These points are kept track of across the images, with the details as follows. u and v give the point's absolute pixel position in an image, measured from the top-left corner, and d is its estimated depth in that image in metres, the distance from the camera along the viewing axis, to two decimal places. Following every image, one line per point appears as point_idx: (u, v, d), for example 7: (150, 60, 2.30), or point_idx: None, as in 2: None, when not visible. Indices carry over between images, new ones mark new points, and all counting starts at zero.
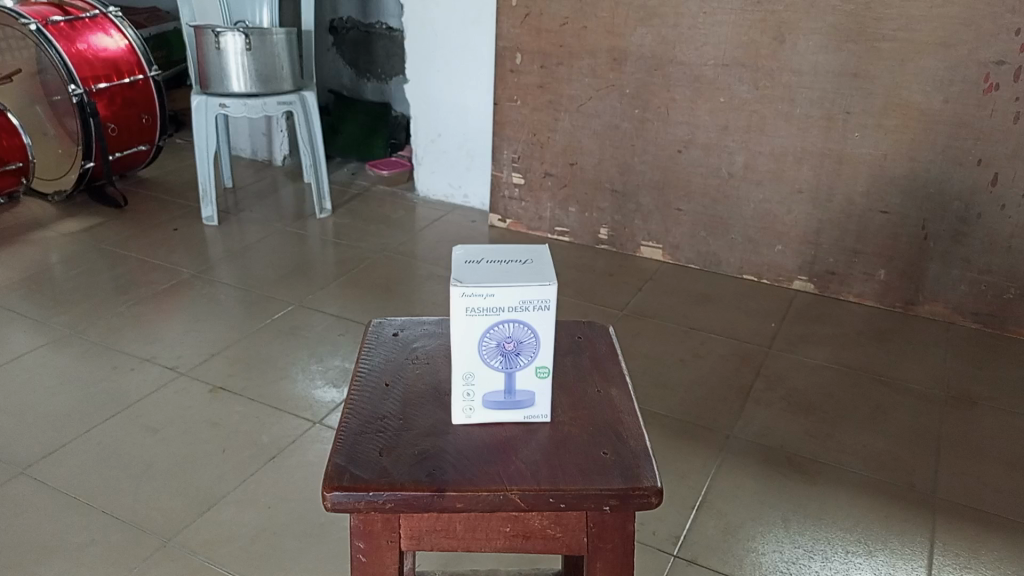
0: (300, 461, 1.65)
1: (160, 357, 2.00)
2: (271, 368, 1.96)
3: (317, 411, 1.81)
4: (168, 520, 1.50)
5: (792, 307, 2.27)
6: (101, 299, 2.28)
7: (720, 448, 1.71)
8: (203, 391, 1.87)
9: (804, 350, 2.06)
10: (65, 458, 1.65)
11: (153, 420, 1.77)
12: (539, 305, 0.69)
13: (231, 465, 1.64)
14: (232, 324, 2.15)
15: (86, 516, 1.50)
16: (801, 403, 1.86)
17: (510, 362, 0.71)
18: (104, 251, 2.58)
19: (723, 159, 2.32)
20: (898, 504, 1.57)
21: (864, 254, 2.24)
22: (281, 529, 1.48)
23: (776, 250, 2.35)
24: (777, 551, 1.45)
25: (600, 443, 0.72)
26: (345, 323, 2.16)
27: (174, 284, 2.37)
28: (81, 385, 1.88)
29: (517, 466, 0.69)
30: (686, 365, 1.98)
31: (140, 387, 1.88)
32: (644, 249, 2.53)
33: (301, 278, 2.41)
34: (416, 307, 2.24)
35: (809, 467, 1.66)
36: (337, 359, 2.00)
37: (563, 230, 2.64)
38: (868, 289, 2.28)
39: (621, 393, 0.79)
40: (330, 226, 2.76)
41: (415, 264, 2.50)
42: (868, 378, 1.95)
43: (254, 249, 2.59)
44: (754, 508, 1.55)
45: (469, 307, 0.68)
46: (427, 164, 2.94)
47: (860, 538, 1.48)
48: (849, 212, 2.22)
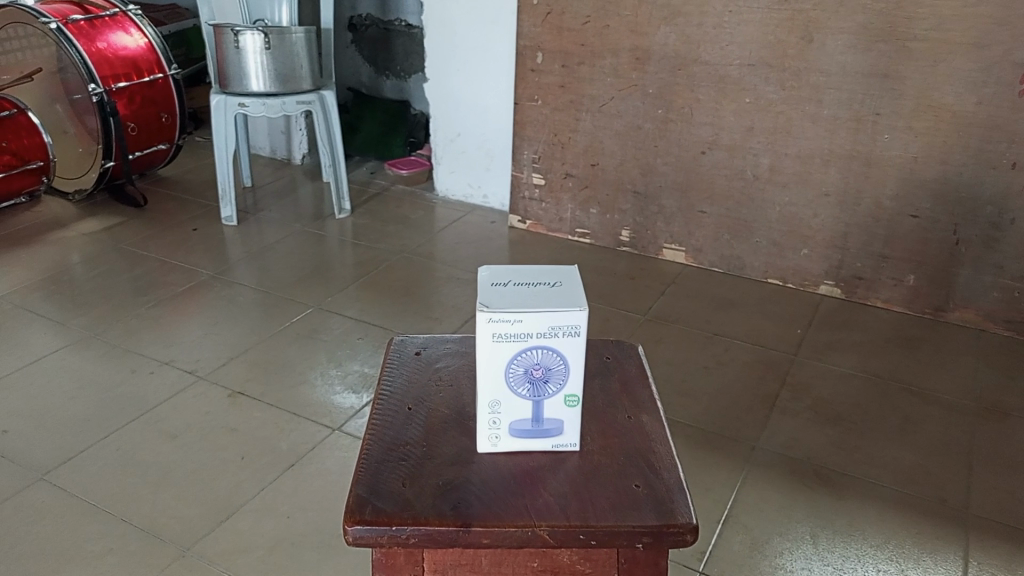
0: (319, 469, 1.63)
1: (179, 360, 1.99)
2: (290, 373, 1.94)
3: (336, 417, 1.79)
4: (186, 529, 1.48)
5: (817, 312, 2.22)
6: (120, 300, 2.27)
7: (745, 459, 1.67)
8: (221, 395, 1.86)
9: (830, 357, 2.02)
10: (84, 463, 1.64)
11: (171, 426, 1.75)
12: (569, 331, 0.66)
13: (250, 472, 1.62)
14: (250, 326, 2.14)
15: (105, 524, 1.49)
16: (828, 413, 1.82)
17: (538, 390, 0.68)
18: (124, 251, 2.57)
19: (748, 161, 2.27)
20: (930, 520, 1.53)
21: (893, 259, 2.20)
22: (301, 539, 1.46)
23: (802, 254, 2.30)
24: (806, 569, 1.41)
25: (632, 474, 0.69)
26: (364, 326, 2.14)
27: (193, 286, 2.36)
28: (99, 389, 1.88)
29: (545, 499, 0.66)
30: (710, 372, 1.95)
31: (160, 391, 1.87)
32: (666, 252, 2.50)
33: (320, 280, 2.39)
34: (436, 310, 2.22)
35: (837, 480, 1.63)
36: (356, 363, 1.98)
37: (583, 231, 2.61)
38: (896, 295, 2.23)
39: (653, 419, 0.77)
40: (349, 227, 2.75)
41: (435, 265, 2.48)
42: (896, 388, 1.90)
43: (273, 250, 2.58)
44: (781, 523, 1.51)
45: (495, 334, 0.66)
46: (446, 164, 2.92)
47: (892, 555, 1.45)
48: (878, 216, 2.17)
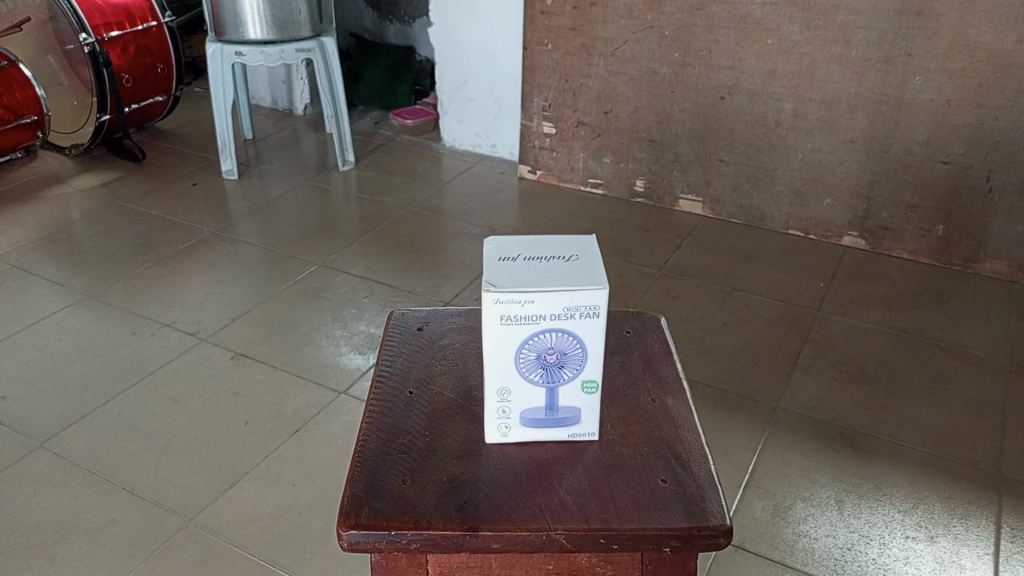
0: (325, 434, 1.58)
1: (180, 321, 1.93)
2: (294, 334, 1.88)
3: (342, 379, 1.73)
4: (189, 498, 1.44)
5: (841, 265, 2.14)
6: (120, 259, 2.21)
7: (767, 420, 1.61)
8: (224, 358, 1.80)
9: (855, 312, 1.94)
10: (84, 430, 1.59)
11: (172, 390, 1.70)
12: (587, 313, 0.58)
13: (254, 438, 1.57)
14: (254, 285, 2.08)
15: (106, 494, 1.44)
16: (853, 372, 1.75)
17: (552, 376, 0.61)
18: (123, 207, 2.50)
19: (770, 106, 2.16)
20: (961, 484, 1.47)
21: (922, 208, 2.10)
22: (307, 508, 1.42)
23: (825, 204, 2.21)
24: (830, 536, 1.36)
25: (657, 468, 0.62)
26: (370, 284, 2.07)
27: (194, 243, 2.29)
28: (99, 352, 1.82)
29: (560, 497, 0.60)
30: (730, 329, 1.87)
31: (160, 354, 1.81)
32: (683, 202, 2.40)
33: (325, 235, 2.32)
34: (443, 267, 2.14)
35: (864, 443, 1.56)
36: (361, 323, 1.91)
37: (596, 182, 2.51)
38: (924, 246, 2.13)
39: (680, 403, 0.69)
40: (354, 180, 2.66)
41: (442, 219, 2.39)
42: (924, 344, 1.83)
43: (277, 204, 2.50)
44: (805, 487, 1.46)
45: (503, 316, 0.58)
46: (453, 113, 2.81)
47: (921, 521, 1.39)
48: (908, 163, 2.06)
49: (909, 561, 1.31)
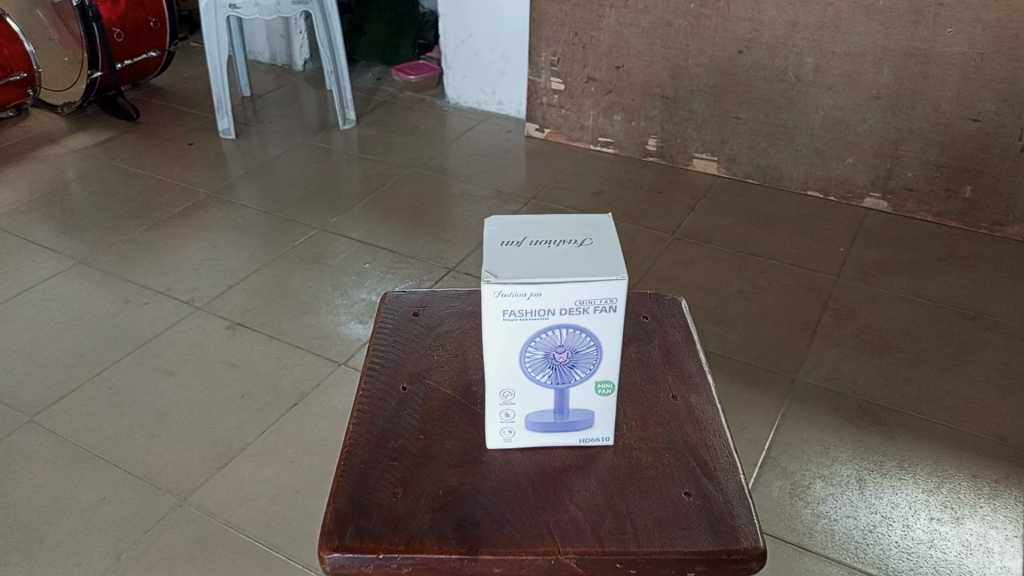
0: (325, 408, 1.52)
1: (175, 288, 1.86)
2: (295, 302, 1.81)
3: (342, 350, 1.67)
4: (183, 476, 1.38)
5: (863, 228, 2.05)
6: (113, 223, 2.14)
7: (785, 393, 1.54)
8: (220, 327, 1.74)
9: (878, 278, 1.85)
10: (75, 404, 1.54)
11: (166, 361, 1.64)
12: (603, 306, 0.51)
13: (251, 412, 1.51)
14: (252, 250, 2.00)
15: (98, 471, 1.39)
16: (875, 342, 1.67)
17: (561, 375, 0.55)
18: (117, 168, 2.42)
19: (791, 60, 2.05)
20: (989, 461, 1.40)
21: (949, 168, 2.00)
22: (305, 486, 1.36)
23: (847, 164, 2.11)
24: (851, 517, 1.30)
25: (679, 478, 0.55)
26: (371, 250, 1.99)
27: (190, 206, 2.21)
28: (91, 321, 1.76)
29: (570, 514, 0.53)
30: (746, 296, 1.79)
31: (155, 323, 1.75)
32: (697, 162, 2.30)
33: (325, 197, 2.24)
34: (447, 231, 2.06)
35: (886, 418, 1.49)
36: (363, 291, 1.84)
37: (607, 140, 2.41)
38: (950, 208, 2.04)
39: (704, 401, 0.62)
40: (355, 139, 2.57)
41: (446, 180, 2.31)
42: (950, 312, 1.75)
43: (275, 165, 2.41)
44: (824, 465, 1.39)
45: (505, 310, 0.51)
46: (457, 69, 2.70)
47: (946, 501, 1.32)
48: (936, 120, 1.96)
49: (934, 544, 1.25)
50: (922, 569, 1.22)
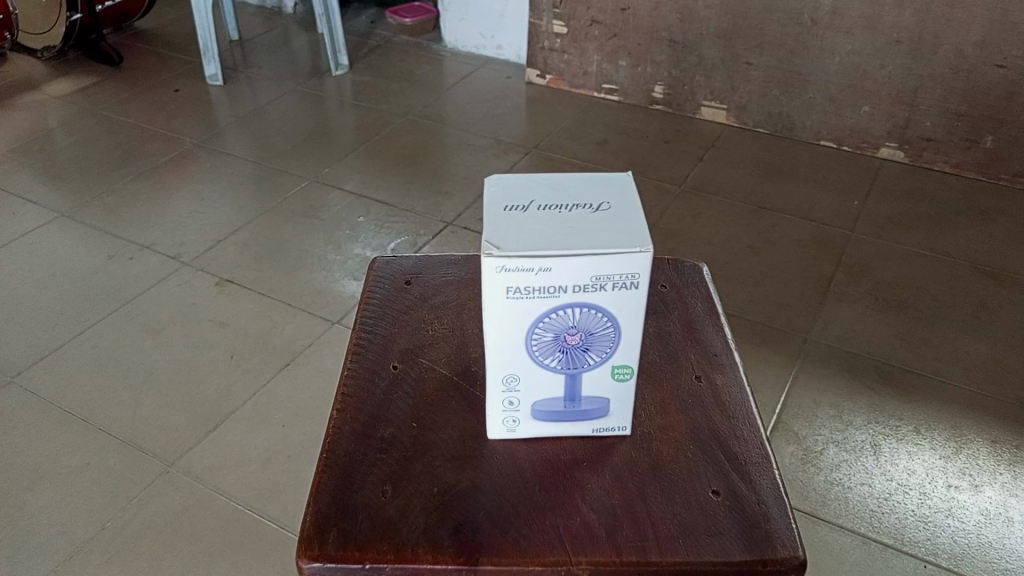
0: (318, 368, 1.46)
1: (162, 243, 1.79)
2: (286, 258, 1.74)
3: (335, 308, 1.60)
4: (170, 440, 1.33)
5: (878, 179, 1.96)
6: (97, 173, 2.05)
7: (797, 353, 1.48)
8: (208, 284, 1.66)
9: (893, 232, 1.78)
10: (57, 364, 1.47)
11: (152, 320, 1.57)
12: (624, 283, 0.46)
13: (241, 373, 1.45)
14: (241, 202, 1.92)
15: (81, 435, 1.33)
16: (890, 300, 1.60)
17: (573, 361, 0.51)
18: (101, 115, 2.32)
19: (806, 2, 1.94)
20: (1009, 426, 1.34)
21: (970, 117, 1.91)
22: (297, 451, 1.31)
23: (862, 112, 2.02)
24: (866, 485, 1.24)
25: (705, 475, 0.53)
26: (365, 202, 1.91)
27: (176, 156, 2.12)
28: (73, 277, 1.69)
29: (582, 518, 0.50)
30: (756, 252, 1.72)
31: (140, 279, 1.68)
32: (706, 110, 2.21)
33: (317, 146, 2.15)
34: (445, 182, 1.98)
35: (902, 379, 1.43)
36: (357, 246, 1.77)
37: (611, 87, 2.31)
38: (969, 159, 1.95)
39: (730, 383, 0.60)
40: (348, 85, 2.46)
41: (443, 128, 2.21)
42: (968, 268, 1.68)
43: (266, 112, 2.31)
44: (837, 428, 1.34)
45: (509, 288, 0.46)
46: (455, 11, 2.58)
47: (964, 467, 1.27)
48: (958, 67, 1.86)
49: (952, 513, 1.20)
50: (940, 539, 1.17)
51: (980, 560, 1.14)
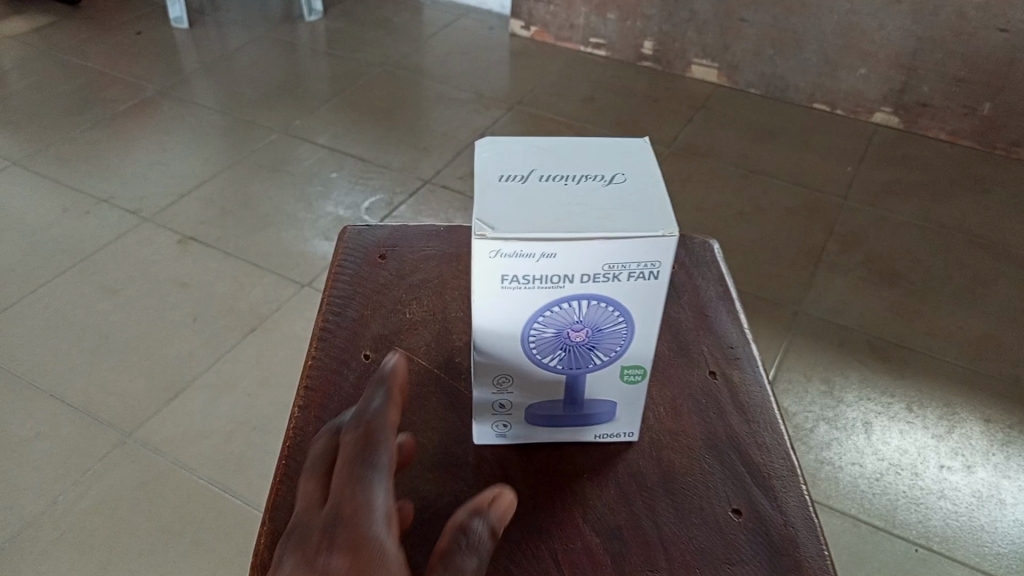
0: (287, 334, 1.38)
1: (120, 197, 1.68)
2: (253, 215, 1.64)
3: (306, 270, 1.51)
4: (128, 408, 1.25)
5: (871, 145, 1.90)
6: (52, 119, 1.93)
7: (787, 326, 1.43)
8: (170, 242, 1.57)
9: (886, 200, 1.72)
10: (7, 324, 1.38)
11: (109, 279, 1.48)
12: (642, 271, 0.43)
13: (204, 338, 1.37)
14: (206, 155, 1.82)
15: (31, 402, 1.25)
16: (883, 271, 1.55)
17: (576, 359, 0.48)
18: (57, 57, 2.18)
19: None
20: (1001, 404, 1.30)
21: (968, 82, 1.84)
22: (263, 423, 1.23)
23: (858, 75, 1.94)
24: (856, 464, 1.20)
25: (723, 491, 0.51)
26: (339, 157, 1.82)
27: (138, 103, 1.99)
28: (25, 231, 1.58)
29: (584, 540, 0.49)
30: (747, 218, 1.66)
31: (98, 235, 1.58)
32: (696, 69, 2.13)
33: (289, 96, 2.03)
34: (423, 138, 1.88)
35: (895, 355, 1.39)
36: (329, 204, 1.67)
37: (599, 42, 2.21)
38: (965, 126, 1.89)
39: (748, 379, 0.59)
40: (322, 32, 2.34)
41: (422, 80, 2.11)
42: (962, 240, 1.63)
43: (234, 59, 2.19)
44: (828, 404, 1.29)
45: (505, 276, 0.43)
46: None
47: (956, 447, 1.23)
48: (959, 30, 1.78)
49: (944, 495, 1.17)
50: (931, 521, 1.13)
51: (971, 544, 1.11)
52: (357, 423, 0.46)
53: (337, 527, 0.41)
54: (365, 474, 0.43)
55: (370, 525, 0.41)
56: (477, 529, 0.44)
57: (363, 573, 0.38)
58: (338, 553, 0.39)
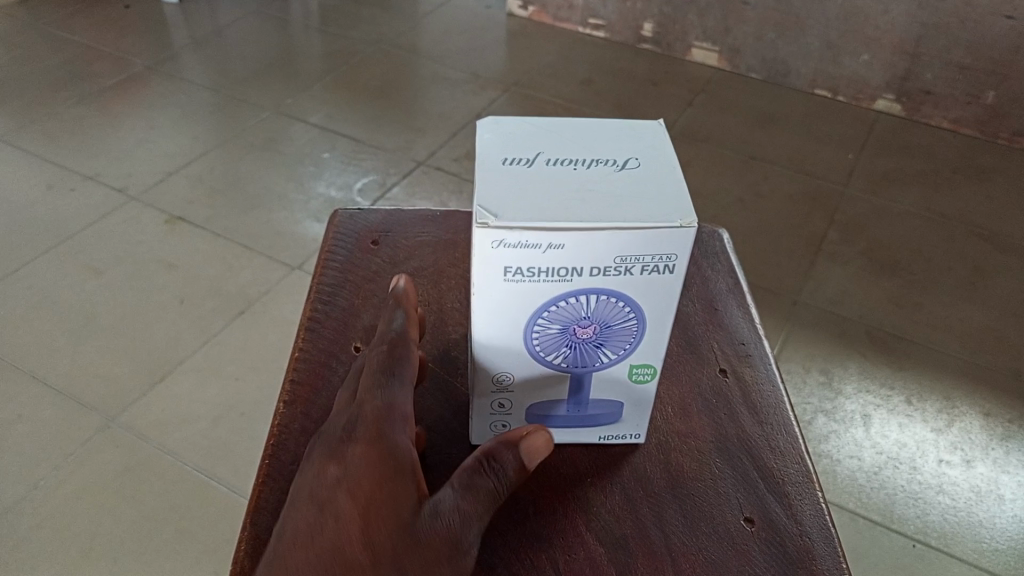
0: (276, 317, 1.35)
1: (106, 174, 1.64)
2: (243, 195, 1.61)
3: (296, 252, 1.48)
4: (112, 391, 1.22)
5: (873, 132, 1.88)
6: (37, 93, 1.88)
7: (785, 316, 1.40)
8: (157, 221, 1.53)
9: (887, 189, 1.70)
10: None
11: (93, 259, 1.44)
12: (657, 265, 0.41)
13: (191, 321, 1.34)
14: (196, 132, 1.77)
15: (12, 384, 1.22)
16: (884, 261, 1.53)
17: (582, 356, 0.46)
18: (43, 29, 2.13)
19: None
20: (1002, 398, 1.28)
21: (972, 70, 1.81)
22: (251, 409, 1.20)
23: (861, 61, 1.91)
24: (855, 457, 1.18)
25: (734, 498, 0.50)
26: (331, 136, 1.78)
27: (126, 78, 1.95)
28: (8, 208, 1.54)
29: (587, 550, 0.47)
30: (746, 205, 1.63)
31: (82, 213, 1.54)
32: (696, 52, 2.09)
33: (280, 74, 1.99)
34: (417, 119, 1.84)
35: (894, 346, 1.37)
36: (321, 184, 1.64)
37: (598, 23, 2.17)
38: (967, 115, 1.87)
39: (761, 378, 0.57)
40: (315, 8, 2.29)
41: (417, 60, 2.06)
42: (963, 230, 1.61)
43: (225, 35, 2.14)
44: (827, 395, 1.27)
45: (509, 268, 0.41)
46: None
47: (956, 441, 1.21)
48: (965, 16, 1.75)
49: (943, 490, 1.15)
50: (929, 517, 1.12)
51: (970, 541, 1.09)
52: (383, 336, 0.49)
53: (355, 424, 0.44)
54: (382, 381, 0.46)
55: (383, 425, 0.43)
56: (505, 459, 0.42)
57: (378, 464, 0.42)
58: (354, 446, 0.43)
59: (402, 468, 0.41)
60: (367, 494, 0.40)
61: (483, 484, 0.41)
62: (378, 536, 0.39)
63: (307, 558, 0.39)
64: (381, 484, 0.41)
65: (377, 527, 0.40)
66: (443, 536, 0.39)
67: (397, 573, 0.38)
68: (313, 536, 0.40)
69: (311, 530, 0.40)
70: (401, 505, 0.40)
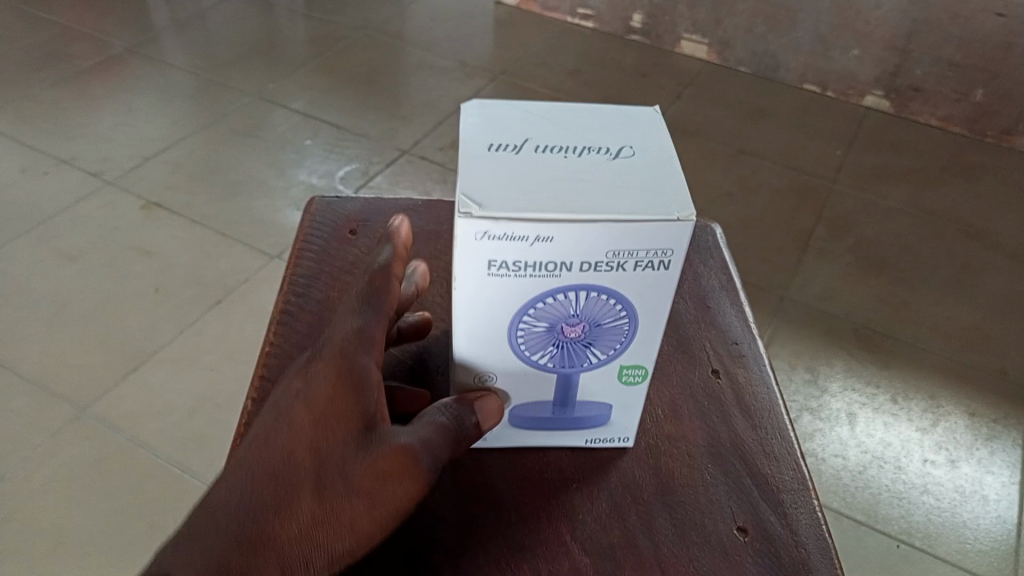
0: (255, 307, 1.32)
1: (82, 158, 1.60)
2: (223, 181, 1.57)
3: (276, 241, 1.45)
4: (84, 381, 1.19)
5: (861, 128, 1.87)
6: (12, 73, 1.83)
7: (772, 313, 1.39)
8: (134, 207, 1.50)
9: (875, 185, 1.69)
10: None
11: (67, 245, 1.41)
12: (651, 261, 0.39)
13: (168, 310, 1.31)
14: (175, 116, 1.74)
15: None
16: (871, 258, 1.52)
17: (570, 356, 0.44)
18: (19, 8, 2.08)
19: None
20: (988, 397, 1.28)
21: (962, 67, 1.80)
22: (228, 400, 1.18)
23: (851, 56, 1.90)
24: (840, 456, 1.17)
25: (726, 505, 0.48)
26: (314, 123, 1.74)
27: (104, 60, 1.90)
28: None
29: (572, 560, 0.45)
30: (734, 199, 1.61)
31: (56, 198, 1.50)
32: (685, 44, 2.08)
33: (263, 58, 1.95)
34: (402, 106, 1.81)
35: (881, 344, 1.36)
36: (303, 172, 1.61)
37: (587, 13, 2.15)
38: (956, 112, 1.86)
39: (754, 379, 0.55)
40: None
41: (403, 46, 2.03)
42: (950, 228, 1.60)
43: (207, 17, 2.10)
44: (813, 393, 1.26)
45: (493, 261, 0.39)
46: None
47: (941, 440, 1.20)
48: (956, 13, 1.73)
49: (928, 490, 1.14)
50: (914, 517, 1.11)
51: (954, 541, 1.08)
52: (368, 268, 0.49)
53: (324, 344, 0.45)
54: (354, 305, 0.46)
55: (348, 345, 0.44)
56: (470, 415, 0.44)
57: (339, 381, 0.43)
58: (318, 364, 0.44)
59: (360, 386, 0.42)
60: (323, 406, 0.42)
61: (439, 419, 0.43)
62: (327, 449, 0.41)
63: (259, 465, 0.41)
64: (338, 398, 0.42)
65: (326, 441, 0.41)
66: (388, 454, 0.40)
67: (342, 478, 0.40)
68: (268, 444, 0.42)
69: (269, 435, 0.42)
70: (354, 422, 0.41)
